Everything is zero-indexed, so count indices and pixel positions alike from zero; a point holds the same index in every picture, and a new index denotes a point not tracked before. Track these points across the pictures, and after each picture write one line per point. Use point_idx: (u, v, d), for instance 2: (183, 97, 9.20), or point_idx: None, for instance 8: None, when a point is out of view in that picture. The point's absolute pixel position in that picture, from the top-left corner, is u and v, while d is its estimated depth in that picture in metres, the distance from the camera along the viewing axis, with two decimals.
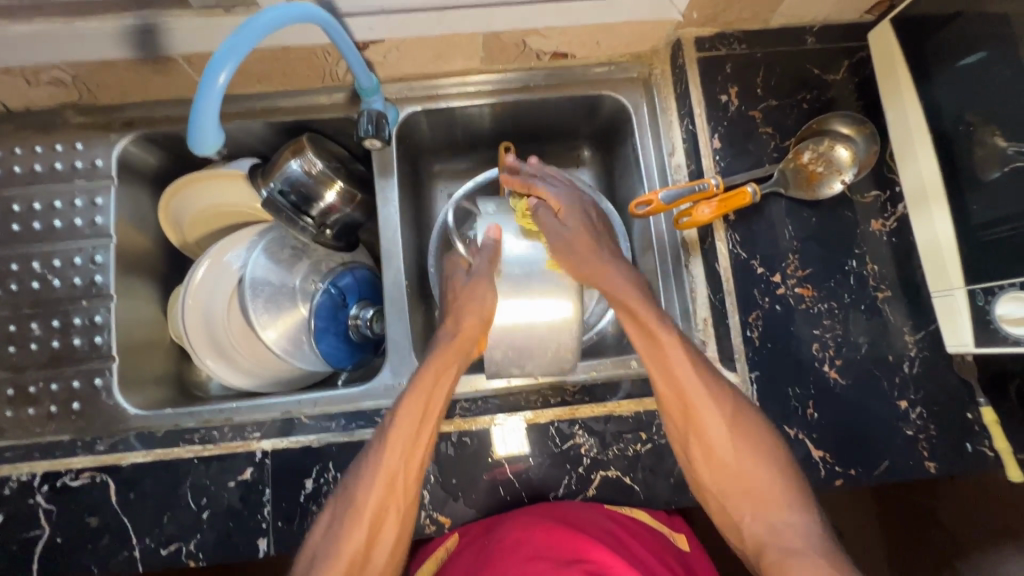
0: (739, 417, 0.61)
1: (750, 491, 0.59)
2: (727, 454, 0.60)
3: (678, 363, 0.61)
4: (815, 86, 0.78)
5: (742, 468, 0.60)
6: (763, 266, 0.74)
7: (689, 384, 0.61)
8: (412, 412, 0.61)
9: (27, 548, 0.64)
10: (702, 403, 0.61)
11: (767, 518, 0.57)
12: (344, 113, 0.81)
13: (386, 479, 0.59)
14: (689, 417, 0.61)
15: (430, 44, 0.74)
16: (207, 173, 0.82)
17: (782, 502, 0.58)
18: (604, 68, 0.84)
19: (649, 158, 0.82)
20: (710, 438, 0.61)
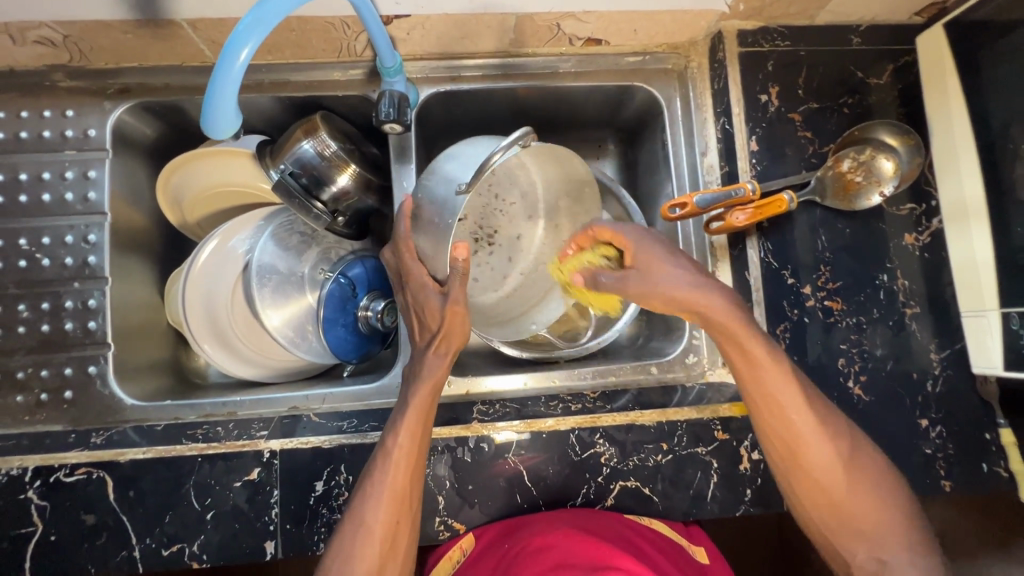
0: (843, 449, 0.57)
1: (864, 532, 0.56)
2: (816, 467, 0.57)
3: (774, 382, 0.57)
4: (857, 89, 0.75)
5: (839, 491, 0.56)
6: (794, 277, 0.72)
7: (795, 411, 0.57)
8: (413, 426, 0.58)
9: (19, 545, 0.60)
10: (810, 437, 0.57)
11: (862, 540, 0.56)
12: (360, 92, 0.76)
13: (392, 485, 0.56)
14: (793, 459, 0.57)
15: (459, 22, 0.69)
16: (185, 157, 0.77)
17: (899, 546, 0.55)
18: (637, 57, 0.79)
19: (680, 156, 0.79)
20: (825, 481, 0.56)
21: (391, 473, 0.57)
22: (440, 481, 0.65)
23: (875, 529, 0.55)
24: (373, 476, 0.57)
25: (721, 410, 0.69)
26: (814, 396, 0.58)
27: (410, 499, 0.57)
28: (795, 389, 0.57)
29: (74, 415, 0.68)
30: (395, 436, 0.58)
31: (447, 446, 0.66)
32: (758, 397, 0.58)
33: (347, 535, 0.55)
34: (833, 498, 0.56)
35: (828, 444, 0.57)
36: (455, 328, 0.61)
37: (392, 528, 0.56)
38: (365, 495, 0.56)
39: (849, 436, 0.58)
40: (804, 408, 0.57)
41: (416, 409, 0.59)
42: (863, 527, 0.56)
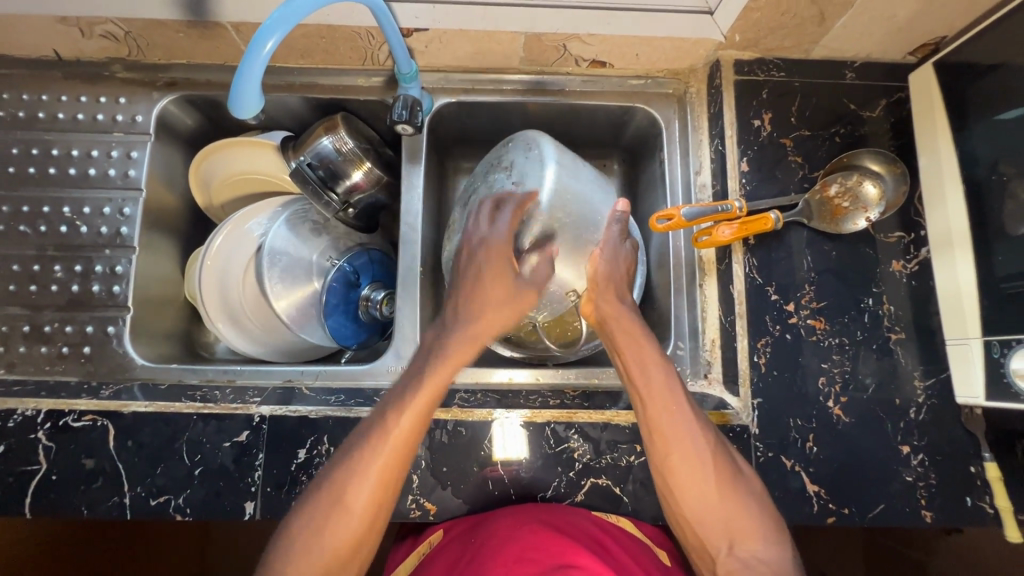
0: (722, 457, 0.58)
1: (730, 521, 0.56)
2: (703, 465, 0.57)
3: (656, 381, 0.60)
4: (850, 121, 0.78)
5: (724, 503, 0.56)
6: (778, 293, 0.73)
7: (681, 420, 0.58)
8: (420, 406, 0.58)
9: (22, 482, 0.64)
10: (688, 436, 0.58)
11: (748, 555, 0.54)
12: (379, 97, 0.83)
13: (384, 466, 0.56)
14: (669, 462, 0.58)
15: (472, 38, 0.75)
16: (213, 147, 0.84)
17: (759, 538, 0.55)
18: (639, 81, 0.84)
19: (676, 173, 0.83)
20: (696, 468, 0.57)
21: (386, 448, 0.56)
22: (416, 460, 0.67)
23: (744, 528, 0.55)
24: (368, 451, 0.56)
25: None
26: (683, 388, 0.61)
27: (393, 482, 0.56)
28: (674, 382, 0.60)
29: (90, 369, 0.73)
30: (400, 411, 0.57)
31: (426, 427, 0.68)
32: (643, 396, 0.60)
33: (322, 507, 0.55)
34: (703, 487, 0.57)
35: (707, 445, 0.58)
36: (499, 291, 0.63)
37: (372, 510, 0.55)
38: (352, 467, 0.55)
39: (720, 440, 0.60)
40: (685, 408, 0.59)
41: (426, 390, 0.58)
42: (735, 524, 0.55)
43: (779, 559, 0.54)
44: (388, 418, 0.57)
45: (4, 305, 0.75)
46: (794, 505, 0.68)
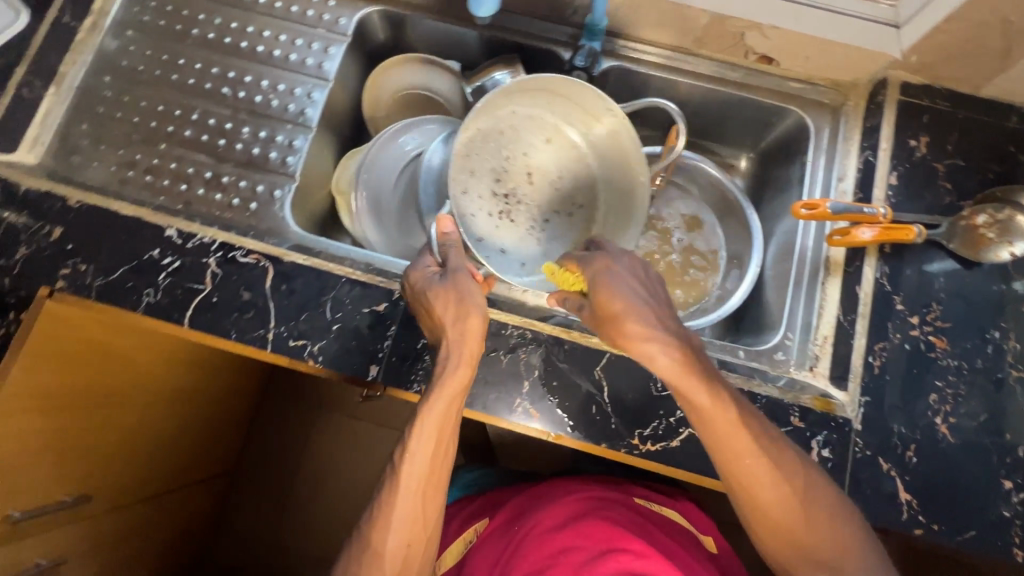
0: (795, 475, 0.61)
1: (804, 546, 0.61)
2: (763, 488, 0.61)
3: (717, 420, 0.61)
4: (1007, 161, 0.80)
5: (791, 521, 0.61)
6: (904, 304, 0.75)
7: (743, 450, 0.61)
8: (427, 444, 0.64)
9: (186, 296, 0.72)
10: (749, 464, 0.61)
11: (831, 564, 0.60)
12: (556, 49, 0.89)
13: (434, 441, 0.64)
14: (739, 483, 0.62)
15: (662, 8, 0.81)
16: (382, 67, 0.94)
17: (848, 549, 0.60)
18: (800, 84, 0.88)
19: (818, 177, 0.85)
20: (776, 506, 0.61)
21: (406, 486, 0.64)
22: (531, 367, 0.71)
23: (836, 558, 0.60)
24: (419, 437, 0.64)
25: (803, 400, 0.72)
26: (748, 417, 0.62)
27: (443, 450, 0.65)
28: (756, 442, 0.61)
29: (253, 222, 0.81)
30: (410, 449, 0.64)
31: (545, 341, 0.73)
32: (708, 431, 0.62)
33: (368, 538, 0.65)
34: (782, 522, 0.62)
35: (768, 469, 0.61)
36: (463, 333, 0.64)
37: (406, 545, 0.64)
38: (411, 456, 0.64)
39: (788, 448, 0.63)
40: (755, 446, 0.61)
41: (430, 428, 0.63)
42: (802, 541, 0.61)
43: (857, 574, 0.59)
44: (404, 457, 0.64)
45: (192, 151, 0.84)
46: (883, 508, 0.68)
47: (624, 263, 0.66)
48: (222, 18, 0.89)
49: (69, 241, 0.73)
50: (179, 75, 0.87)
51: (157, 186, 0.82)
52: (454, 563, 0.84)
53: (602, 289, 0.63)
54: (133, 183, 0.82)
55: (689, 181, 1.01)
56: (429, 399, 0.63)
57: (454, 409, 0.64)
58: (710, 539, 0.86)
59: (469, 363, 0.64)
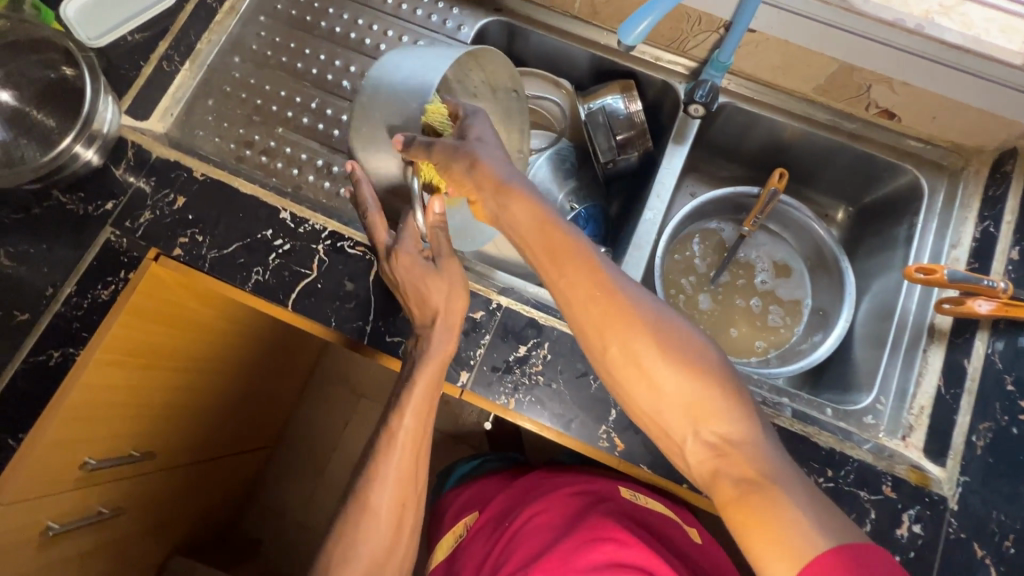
0: (669, 337, 0.54)
1: (688, 409, 0.53)
2: (642, 356, 0.54)
3: (583, 282, 0.56)
4: None
5: (670, 388, 0.53)
6: (1015, 386, 0.71)
7: (631, 331, 0.54)
8: (415, 412, 0.69)
9: (293, 280, 0.74)
10: (626, 337, 0.55)
11: (701, 428, 0.52)
12: (670, 80, 0.89)
13: (402, 455, 0.70)
14: (613, 362, 0.56)
15: (789, 52, 0.81)
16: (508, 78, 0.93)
17: (724, 417, 0.51)
18: (919, 144, 0.86)
19: (928, 240, 0.83)
20: (675, 387, 0.53)
21: (388, 458, 0.69)
22: None
23: (760, 477, 0.48)
24: (389, 450, 0.70)
25: (896, 469, 0.69)
26: (637, 301, 0.55)
27: (413, 466, 0.71)
28: (631, 312, 0.55)
29: None
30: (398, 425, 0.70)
31: None
32: (583, 313, 0.56)
33: (357, 516, 0.69)
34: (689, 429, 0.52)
35: (646, 341, 0.54)
36: (436, 290, 0.67)
37: (395, 523, 0.70)
38: (380, 470, 0.69)
39: (680, 333, 0.54)
40: (633, 315, 0.55)
41: (416, 401, 0.69)
42: (691, 410, 0.53)
43: (735, 428, 0.51)
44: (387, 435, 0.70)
45: (307, 138, 0.87)
46: None
47: (489, 156, 0.60)
48: (349, 15, 0.93)
49: (190, 211, 0.76)
50: (303, 64, 0.90)
51: (271, 167, 0.85)
52: (447, 556, 0.92)
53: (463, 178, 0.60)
54: (249, 163, 0.85)
55: (782, 226, 1.00)
56: (397, 412, 0.70)
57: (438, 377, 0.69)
58: (694, 527, 0.85)
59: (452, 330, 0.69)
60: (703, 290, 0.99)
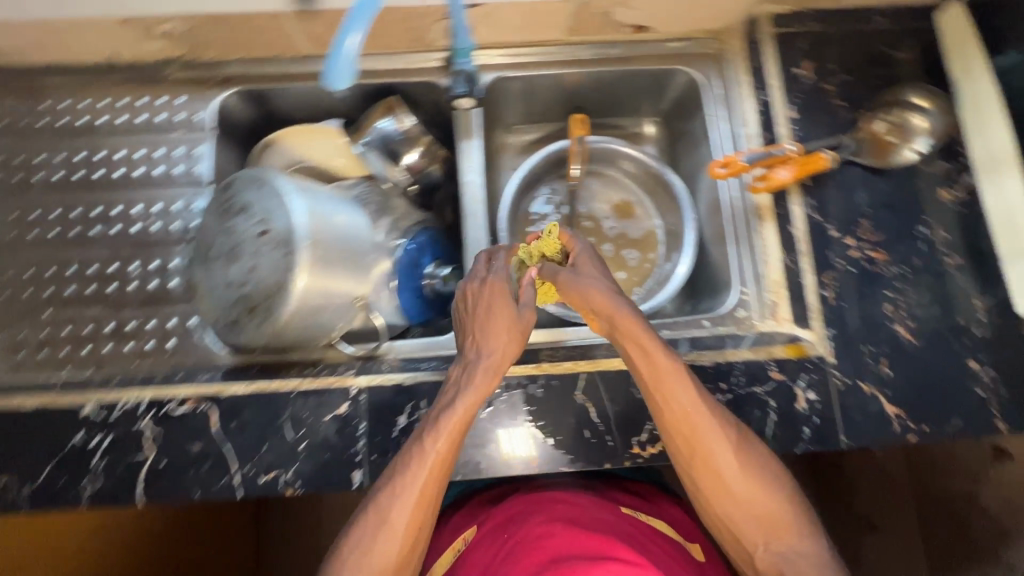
0: (746, 446, 0.63)
1: (764, 518, 0.61)
2: (731, 459, 0.62)
3: (675, 396, 0.62)
4: (885, 63, 0.82)
5: (734, 485, 0.62)
6: (837, 230, 0.77)
7: (710, 441, 0.62)
8: (446, 438, 0.60)
9: (131, 472, 0.65)
10: (711, 446, 0.62)
11: (780, 546, 0.60)
12: (433, 77, 0.84)
13: (416, 493, 0.58)
14: (695, 459, 0.63)
15: (521, 11, 0.79)
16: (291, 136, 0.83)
17: (795, 530, 0.61)
18: (678, 43, 0.88)
19: (722, 128, 0.86)
20: (750, 492, 0.62)
21: (398, 497, 0.58)
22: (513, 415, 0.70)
23: (784, 530, 0.61)
24: (404, 476, 0.59)
25: (774, 353, 0.73)
26: (723, 417, 0.63)
27: (431, 500, 0.59)
28: (701, 400, 0.62)
29: (177, 360, 0.75)
30: (407, 455, 0.60)
31: (519, 382, 0.71)
32: (670, 421, 0.63)
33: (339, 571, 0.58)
34: (731, 489, 0.62)
35: (732, 452, 0.62)
36: (494, 320, 0.65)
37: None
38: (392, 493, 0.58)
39: (762, 452, 0.64)
40: (710, 416, 0.63)
41: (447, 434, 0.59)
42: (766, 519, 0.61)
43: (807, 545, 0.60)
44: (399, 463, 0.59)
45: (84, 307, 0.76)
46: (875, 426, 0.71)
47: (593, 285, 0.65)
48: (65, 154, 0.81)
49: None
50: (38, 230, 0.78)
51: (56, 358, 0.73)
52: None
53: (575, 293, 0.65)
54: (26, 366, 0.73)
55: (606, 164, 1.01)
56: (432, 430, 0.60)
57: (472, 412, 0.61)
58: (699, 545, 0.80)
59: (495, 374, 0.63)
60: None
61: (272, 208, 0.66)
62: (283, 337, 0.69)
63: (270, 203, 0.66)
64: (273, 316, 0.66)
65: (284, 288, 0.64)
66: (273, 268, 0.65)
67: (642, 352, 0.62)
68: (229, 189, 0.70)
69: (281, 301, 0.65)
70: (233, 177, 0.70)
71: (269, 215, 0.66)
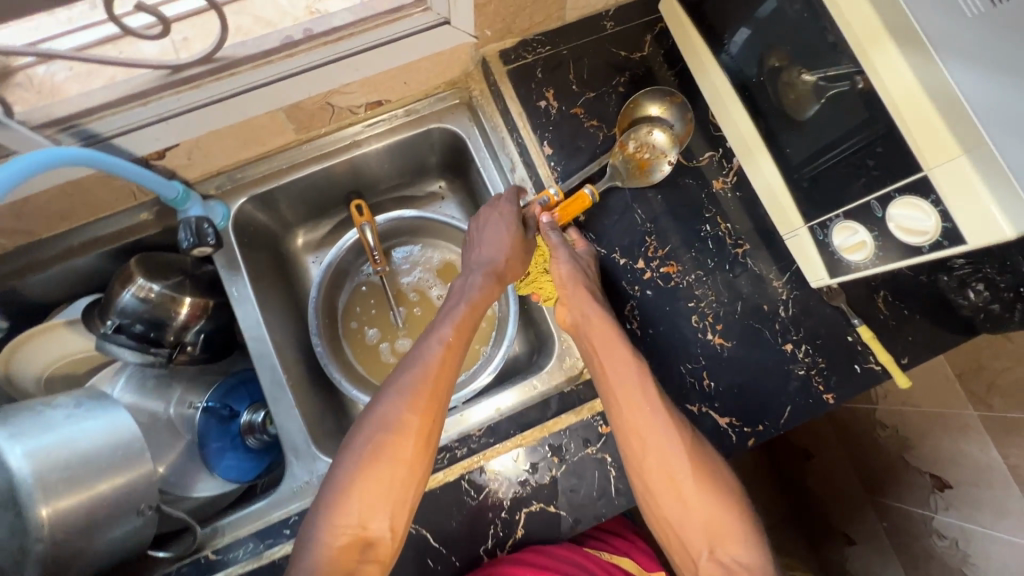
0: (700, 449, 0.63)
1: (708, 528, 0.61)
2: (684, 458, 0.61)
3: (630, 388, 0.64)
4: (627, 67, 0.80)
5: (687, 495, 0.61)
6: (624, 257, 0.75)
7: (663, 437, 0.62)
8: (433, 364, 0.63)
9: None
10: (664, 449, 0.61)
11: (722, 549, 0.60)
12: (163, 226, 0.78)
13: (423, 411, 0.61)
14: (636, 457, 0.63)
15: (229, 135, 0.72)
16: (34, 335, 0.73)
17: (738, 542, 0.60)
18: (424, 103, 0.83)
19: (494, 177, 0.82)
20: (695, 492, 0.61)
21: (392, 411, 0.61)
22: None
23: (736, 544, 0.60)
24: (384, 417, 0.61)
25: (598, 404, 0.71)
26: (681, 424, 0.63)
27: (418, 458, 0.60)
28: (657, 402, 0.63)
29: None
30: (389, 390, 0.63)
31: None
32: (621, 403, 0.64)
33: (326, 504, 0.58)
34: (681, 493, 0.62)
35: (683, 450, 0.62)
36: (507, 255, 0.73)
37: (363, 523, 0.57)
38: (371, 412, 0.61)
39: (716, 457, 0.64)
40: (673, 421, 0.63)
41: (441, 363, 0.64)
42: (710, 526, 0.61)
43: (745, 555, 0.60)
44: (382, 395, 0.62)
45: None
46: (714, 443, 0.70)
47: (568, 259, 0.71)
48: None
49: None
50: None
51: None
52: None
53: (573, 295, 0.69)
54: None
55: (411, 234, 0.95)
56: (412, 362, 0.64)
57: (457, 357, 0.65)
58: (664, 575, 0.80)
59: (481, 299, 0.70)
60: (399, 342, 0.93)
61: None
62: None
63: None
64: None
65: (28, 550, 0.56)
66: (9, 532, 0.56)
67: (607, 351, 0.66)
68: None
69: (31, 567, 0.56)
70: None
71: None
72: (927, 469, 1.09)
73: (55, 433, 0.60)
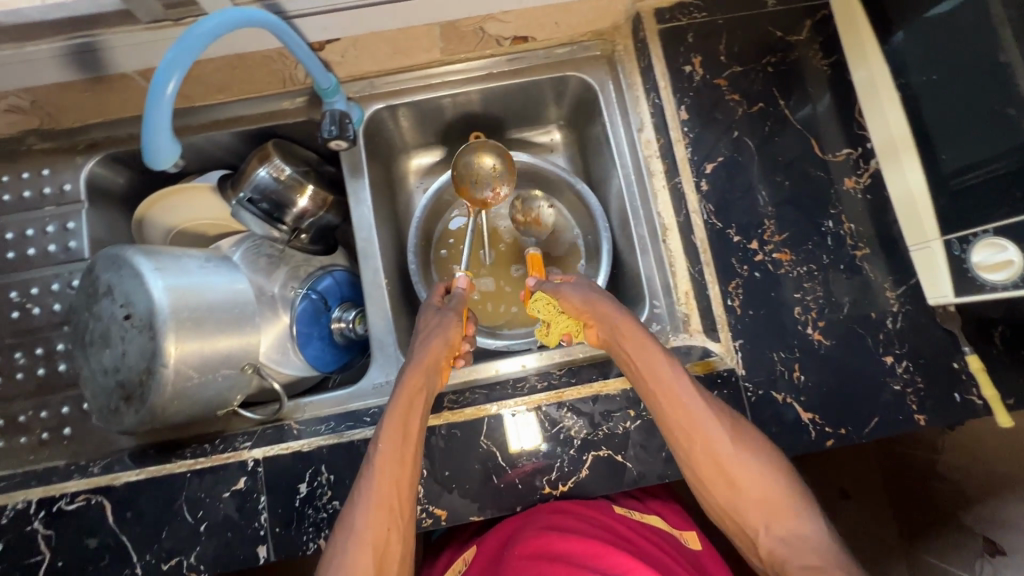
0: (741, 435, 0.59)
1: (764, 500, 0.56)
2: (729, 443, 0.58)
3: (675, 396, 0.60)
4: (780, 48, 0.78)
5: (742, 480, 0.57)
6: (739, 235, 0.74)
7: (721, 447, 0.58)
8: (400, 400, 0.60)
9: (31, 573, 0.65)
10: (711, 437, 0.58)
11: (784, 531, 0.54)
12: (305, 116, 0.81)
13: (400, 447, 0.57)
14: (687, 446, 0.59)
15: (386, 39, 0.75)
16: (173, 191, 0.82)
17: (793, 514, 0.55)
18: (565, 48, 0.84)
19: (619, 134, 0.83)
20: (749, 483, 0.57)
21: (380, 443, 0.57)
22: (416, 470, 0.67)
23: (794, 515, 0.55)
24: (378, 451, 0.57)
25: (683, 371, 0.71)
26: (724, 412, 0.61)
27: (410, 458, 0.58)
28: (693, 389, 0.60)
29: (74, 449, 0.72)
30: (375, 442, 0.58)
31: None
32: (671, 420, 0.60)
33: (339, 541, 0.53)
34: (731, 479, 0.57)
35: (726, 434, 0.59)
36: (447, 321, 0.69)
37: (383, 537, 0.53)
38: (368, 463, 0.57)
39: (762, 442, 0.60)
40: (711, 415, 0.60)
41: (409, 387, 0.62)
42: (765, 503, 0.56)
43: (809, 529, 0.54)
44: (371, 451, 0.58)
45: None
46: (791, 435, 0.69)
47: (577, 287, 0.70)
48: None
49: None
50: None
51: None
52: None
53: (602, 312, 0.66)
54: None
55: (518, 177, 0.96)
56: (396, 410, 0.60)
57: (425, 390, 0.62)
58: (694, 534, 0.80)
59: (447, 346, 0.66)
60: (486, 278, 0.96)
61: (133, 289, 0.62)
62: (166, 420, 0.66)
63: (131, 284, 0.62)
64: (149, 401, 0.63)
65: (155, 372, 0.61)
66: (142, 352, 0.62)
67: (642, 362, 0.62)
68: (87, 273, 0.65)
69: (155, 388, 0.62)
70: (91, 258, 0.65)
71: (131, 299, 0.61)
72: (981, 532, 1.02)
73: (191, 280, 0.66)
